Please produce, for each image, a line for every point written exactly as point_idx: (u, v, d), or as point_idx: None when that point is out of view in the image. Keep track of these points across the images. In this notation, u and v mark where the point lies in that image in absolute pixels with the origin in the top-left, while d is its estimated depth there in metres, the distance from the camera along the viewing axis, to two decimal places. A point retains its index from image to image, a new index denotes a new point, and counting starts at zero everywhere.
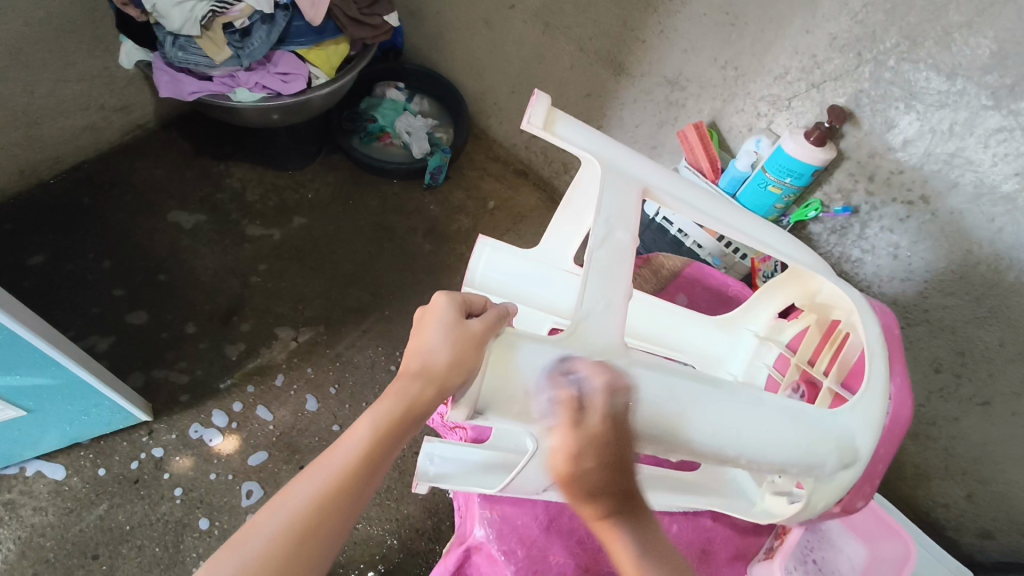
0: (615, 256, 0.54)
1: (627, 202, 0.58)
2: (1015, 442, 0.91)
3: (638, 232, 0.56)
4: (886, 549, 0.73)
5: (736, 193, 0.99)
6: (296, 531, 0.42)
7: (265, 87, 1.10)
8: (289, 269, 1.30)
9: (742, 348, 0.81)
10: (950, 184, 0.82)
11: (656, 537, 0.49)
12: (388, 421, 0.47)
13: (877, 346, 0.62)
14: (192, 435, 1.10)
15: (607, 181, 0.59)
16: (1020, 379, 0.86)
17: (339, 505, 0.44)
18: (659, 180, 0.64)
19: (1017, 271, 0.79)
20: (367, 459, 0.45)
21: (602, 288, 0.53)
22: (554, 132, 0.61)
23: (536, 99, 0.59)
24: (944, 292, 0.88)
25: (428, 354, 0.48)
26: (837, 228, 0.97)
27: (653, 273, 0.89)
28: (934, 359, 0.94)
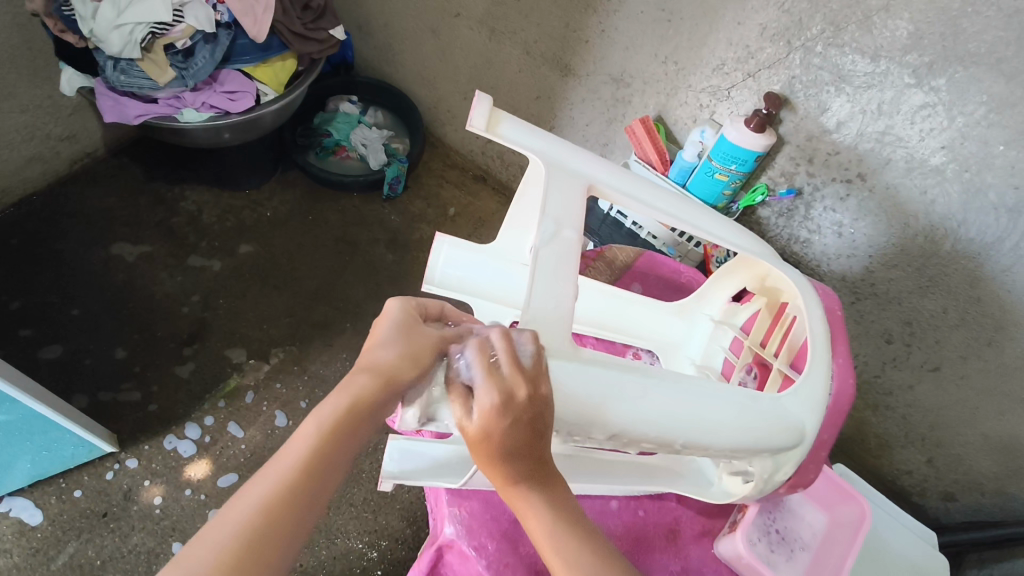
0: (562, 254, 0.56)
1: (572, 201, 0.60)
2: (964, 404, 1.00)
3: (583, 230, 0.59)
4: (842, 514, 0.73)
5: (685, 183, 1.02)
6: (259, 522, 0.40)
7: (212, 106, 1.09)
8: (252, 289, 1.28)
9: (699, 333, 0.83)
10: (883, 160, 0.86)
11: (565, 512, 0.48)
12: (336, 415, 0.45)
13: (818, 330, 0.65)
14: (166, 445, 1.09)
15: (552, 183, 0.60)
16: (963, 343, 0.94)
17: (295, 496, 0.41)
18: (607, 177, 0.65)
19: (952, 240, 0.85)
20: (316, 456, 0.43)
21: (552, 285, 0.54)
22: (498, 133, 0.61)
23: (478, 100, 0.59)
24: (888, 265, 0.94)
25: (369, 351, 0.49)
26: (784, 210, 1.01)
27: (607, 265, 0.88)
28: (884, 331, 1.02)
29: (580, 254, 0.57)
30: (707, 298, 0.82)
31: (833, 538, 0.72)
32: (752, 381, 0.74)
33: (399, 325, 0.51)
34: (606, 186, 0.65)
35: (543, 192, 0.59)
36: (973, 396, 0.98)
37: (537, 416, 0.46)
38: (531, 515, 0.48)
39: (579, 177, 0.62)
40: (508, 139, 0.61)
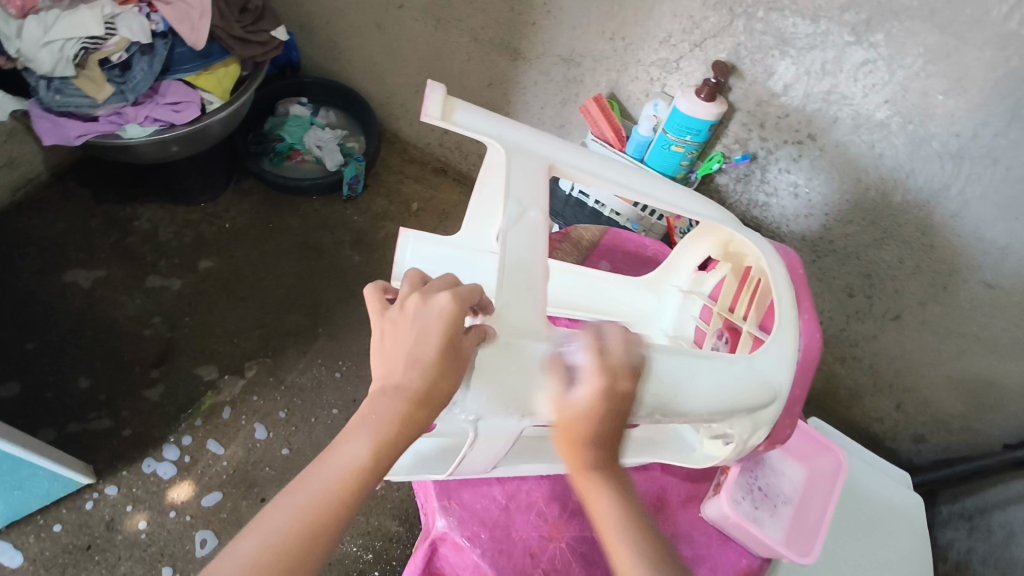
0: (531, 236, 0.56)
1: (535, 182, 0.60)
2: (925, 347, 1.04)
3: (548, 208, 0.58)
4: (820, 465, 0.77)
5: (643, 158, 1.02)
6: (296, 538, 0.43)
7: (156, 120, 1.05)
8: (218, 304, 1.26)
9: (670, 305, 0.84)
10: (831, 119, 0.88)
11: (631, 507, 0.52)
12: (379, 435, 0.47)
13: (783, 289, 0.66)
14: (145, 469, 1.07)
15: (513, 167, 0.60)
16: (920, 289, 0.97)
17: (332, 514, 0.45)
18: (568, 156, 0.65)
19: (902, 191, 0.88)
20: (360, 477, 0.46)
21: (521, 269, 0.54)
22: (453, 120, 0.60)
23: (430, 89, 0.58)
24: (844, 222, 0.97)
25: (415, 363, 0.48)
26: (741, 176, 1.02)
27: (574, 246, 0.88)
28: (846, 285, 1.05)
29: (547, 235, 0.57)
30: (674, 269, 0.83)
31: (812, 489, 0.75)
32: (725, 346, 0.75)
33: (446, 343, 0.48)
34: (568, 166, 0.64)
35: (505, 177, 0.59)
36: (934, 339, 1.02)
37: (623, 407, 0.50)
38: (597, 505, 0.52)
39: (540, 159, 0.62)
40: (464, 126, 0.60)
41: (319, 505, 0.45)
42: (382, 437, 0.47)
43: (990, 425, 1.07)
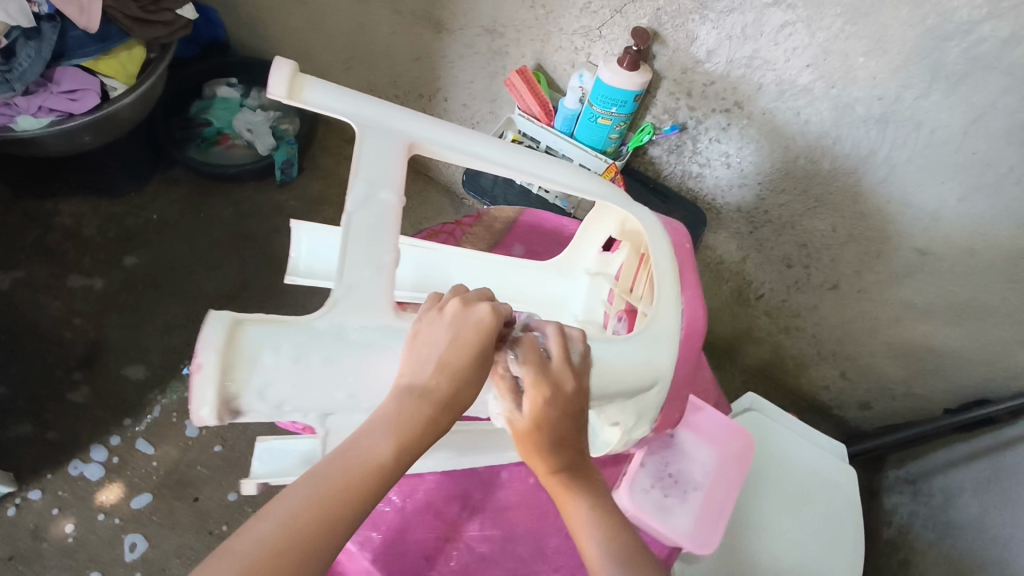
0: (379, 218, 0.51)
1: (393, 160, 0.53)
2: (863, 315, 1.03)
3: (405, 189, 0.52)
4: (730, 449, 0.75)
5: (572, 132, 0.98)
6: (308, 525, 0.39)
7: (52, 109, 1.00)
8: (146, 300, 1.21)
9: (580, 290, 0.77)
10: (756, 86, 0.84)
11: (610, 521, 0.53)
12: (409, 427, 0.44)
13: (664, 266, 0.64)
14: (72, 472, 1.04)
15: (367, 143, 0.53)
16: (855, 258, 0.95)
17: (351, 506, 0.41)
18: (439, 133, 0.58)
19: (830, 157, 0.85)
20: (381, 473, 0.42)
21: (364, 256, 0.49)
22: (302, 99, 0.53)
23: (277, 66, 0.52)
24: (776, 191, 0.94)
25: (456, 357, 0.45)
26: (673, 147, 0.99)
27: (487, 230, 0.83)
28: (784, 256, 1.03)
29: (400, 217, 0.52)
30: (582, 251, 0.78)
31: (723, 470, 0.74)
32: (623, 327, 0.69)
33: (477, 348, 0.46)
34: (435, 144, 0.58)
35: (354, 153, 0.53)
36: (871, 307, 1.01)
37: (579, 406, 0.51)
38: (578, 523, 0.53)
39: (401, 134, 0.55)
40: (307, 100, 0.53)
41: (339, 493, 0.41)
42: (405, 435, 0.43)
43: (931, 389, 1.07)
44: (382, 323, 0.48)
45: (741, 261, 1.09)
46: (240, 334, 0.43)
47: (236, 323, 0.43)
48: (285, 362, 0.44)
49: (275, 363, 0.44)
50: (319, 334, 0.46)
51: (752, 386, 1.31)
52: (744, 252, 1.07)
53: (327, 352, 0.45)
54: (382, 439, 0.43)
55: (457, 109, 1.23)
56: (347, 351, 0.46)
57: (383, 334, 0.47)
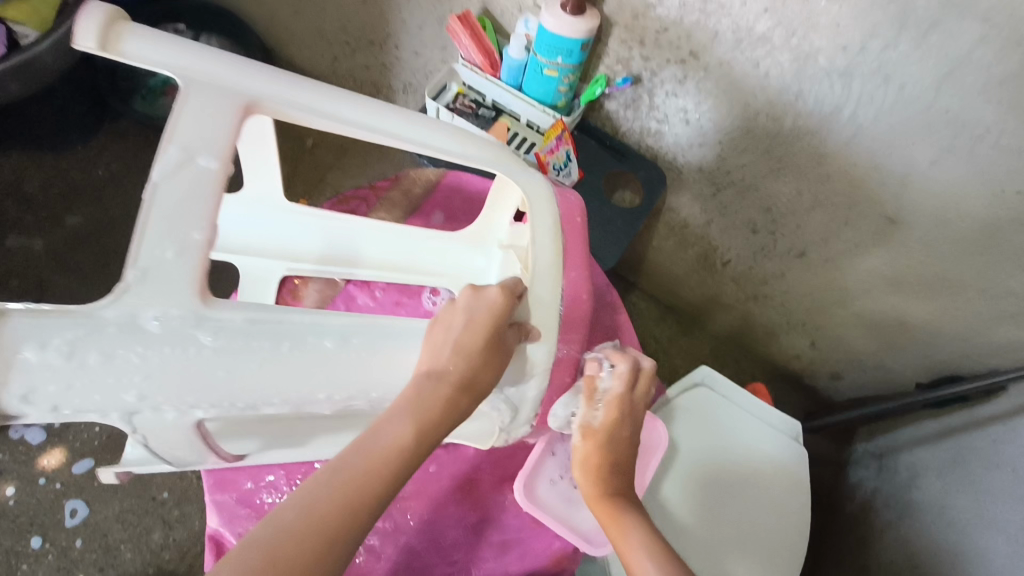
0: (195, 187, 0.46)
1: (218, 120, 0.48)
2: (833, 286, 0.96)
3: (228, 155, 0.47)
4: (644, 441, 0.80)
5: (520, 84, 0.90)
6: (335, 506, 0.44)
7: None
8: (91, 260, 1.17)
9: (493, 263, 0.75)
10: (711, 33, 0.75)
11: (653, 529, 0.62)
12: (427, 413, 0.49)
13: (548, 243, 0.64)
14: (12, 434, 1.01)
15: (189, 103, 0.47)
16: (822, 225, 0.87)
17: (375, 487, 0.46)
18: (288, 91, 0.53)
19: (792, 115, 0.77)
20: (401, 455, 0.48)
21: (170, 226, 0.45)
22: (121, 52, 0.48)
23: (86, 10, 0.46)
24: (738, 151, 0.86)
25: (464, 342, 0.52)
26: (629, 102, 0.91)
27: (405, 195, 0.82)
28: (749, 221, 0.95)
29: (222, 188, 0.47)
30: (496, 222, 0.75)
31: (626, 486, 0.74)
32: None
33: (489, 334, 0.53)
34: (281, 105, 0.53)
35: (172, 116, 0.47)
36: (840, 277, 0.93)
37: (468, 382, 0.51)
38: (625, 536, 0.61)
39: (236, 93, 0.50)
40: (125, 53, 0.48)
41: (365, 476, 0.46)
42: (426, 416, 0.49)
43: (902, 363, 1.00)
44: (185, 310, 0.44)
45: (705, 224, 1.01)
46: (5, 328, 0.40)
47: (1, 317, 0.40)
48: (55, 358, 0.41)
49: (43, 360, 0.41)
50: (104, 326, 0.42)
51: (722, 353, 1.26)
52: (708, 216, 1.00)
53: (109, 347, 0.42)
54: (405, 420, 0.49)
55: (410, 58, 1.14)
56: (137, 344, 0.43)
57: (185, 324, 0.44)
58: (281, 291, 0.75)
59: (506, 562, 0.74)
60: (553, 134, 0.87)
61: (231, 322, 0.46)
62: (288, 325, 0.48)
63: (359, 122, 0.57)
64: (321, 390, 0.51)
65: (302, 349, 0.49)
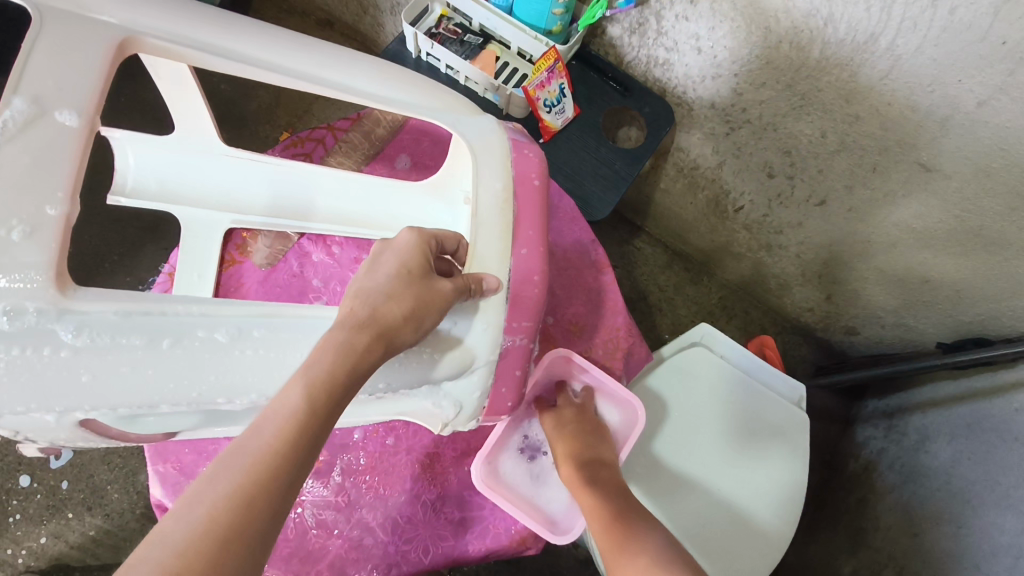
0: (51, 143, 0.45)
1: (90, 60, 0.48)
2: (854, 238, 0.87)
3: (91, 111, 0.47)
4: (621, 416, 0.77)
5: (511, 5, 0.79)
6: (226, 508, 0.37)
7: None
8: None
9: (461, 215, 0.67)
10: None
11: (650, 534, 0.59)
12: (325, 370, 0.43)
13: (491, 209, 0.61)
14: None
15: (42, 42, 0.47)
16: (846, 171, 0.77)
17: (273, 472, 0.39)
18: (173, 25, 0.53)
19: (820, 45, 0.66)
20: (301, 421, 0.41)
21: (17, 194, 0.43)
22: None
23: None
24: (756, 85, 0.76)
25: (376, 283, 0.49)
26: (635, 26, 0.80)
27: (366, 135, 0.79)
28: (765, 164, 0.85)
29: (83, 145, 0.46)
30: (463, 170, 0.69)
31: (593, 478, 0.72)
32: None
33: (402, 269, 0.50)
34: (156, 42, 0.52)
35: (18, 61, 0.46)
36: (864, 229, 0.84)
37: (373, 322, 0.47)
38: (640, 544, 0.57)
39: (108, 29, 0.50)
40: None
41: (257, 461, 0.39)
42: (316, 370, 0.43)
43: (926, 322, 0.90)
44: (43, 304, 0.42)
45: (717, 166, 0.91)
46: None
47: None
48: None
49: None
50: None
51: (730, 304, 1.17)
52: (721, 157, 0.89)
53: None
54: (294, 381, 0.42)
55: None
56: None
57: (44, 320, 0.43)
58: (229, 245, 0.76)
59: (469, 540, 0.74)
60: (544, 66, 0.77)
61: (98, 320, 0.44)
62: (170, 319, 0.46)
63: (255, 59, 0.55)
64: (217, 394, 0.48)
65: (188, 342, 0.47)
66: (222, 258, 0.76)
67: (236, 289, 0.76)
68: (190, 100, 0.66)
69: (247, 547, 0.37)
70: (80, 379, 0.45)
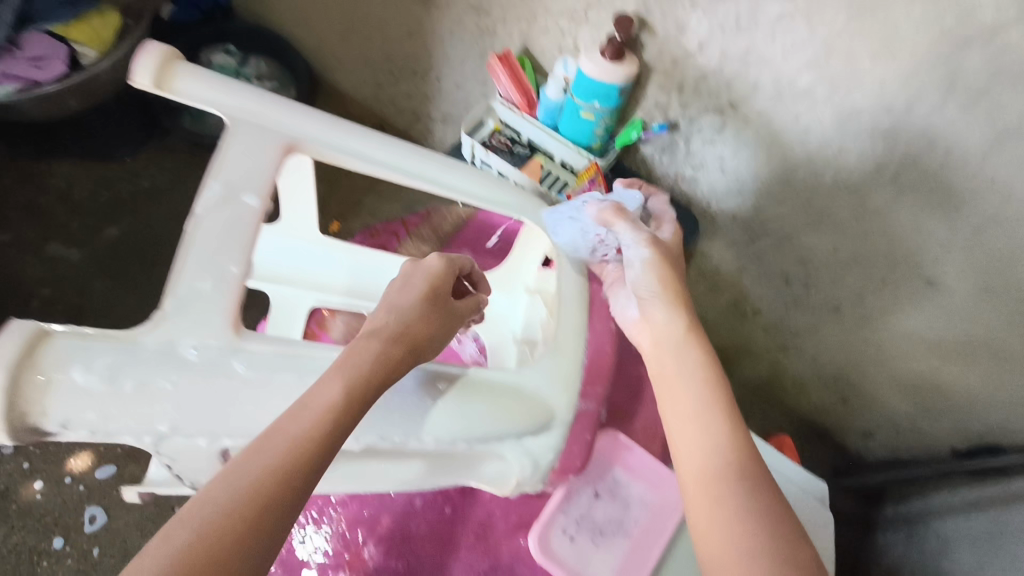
0: (233, 222, 0.51)
1: (265, 159, 0.55)
2: (867, 345, 0.93)
3: (268, 196, 0.53)
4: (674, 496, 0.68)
5: (556, 124, 0.90)
6: (260, 485, 0.39)
7: (16, 77, 0.97)
8: (130, 268, 1.21)
9: (520, 306, 0.79)
10: (752, 85, 0.74)
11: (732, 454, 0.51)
12: (362, 372, 0.45)
13: (570, 292, 0.69)
14: None
15: (236, 142, 0.55)
16: (858, 282, 0.85)
17: (309, 459, 0.41)
18: (326, 133, 0.61)
19: (832, 171, 0.76)
20: (339, 414, 0.43)
21: (206, 261, 0.49)
22: (173, 88, 0.55)
23: (140, 52, 0.54)
24: (775, 203, 0.85)
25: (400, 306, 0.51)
26: (665, 146, 0.90)
27: (434, 231, 0.88)
28: (783, 272, 0.93)
29: (256, 228, 0.52)
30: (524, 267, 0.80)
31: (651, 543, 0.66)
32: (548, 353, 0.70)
33: (432, 289, 0.54)
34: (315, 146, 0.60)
35: (218, 154, 0.54)
36: (876, 336, 0.90)
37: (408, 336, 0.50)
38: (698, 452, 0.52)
39: (279, 135, 0.57)
40: (185, 95, 0.56)
41: (296, 448, 0.41)
42: (357, 371, 0.45)
43: (938, 429, 0.95)
44: (221, 341, 0.47)
45: (738, 271, 0.99)
46: (45, 344, 0.41)
47: (41, 333, 0.41)
48: (98, 385, 0.41)
49: (85, 384, 0.41)
50: (141, 351, 0.44)
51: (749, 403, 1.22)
52: (742, 264, 0.97)
53: (143, 375, 0.43)
54: (333, 379, 0.44)
55: (450, 90, 1.15)
56: (173, 373, 0.44)
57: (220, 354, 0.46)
58: (310, 321, 0.79)
59: None
60: (586, 176, 0.87)
61: (263, 356, 0.47)
62: (315, 361, 0.50)
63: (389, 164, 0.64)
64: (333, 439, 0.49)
65: None
66: (304, 331, 0.78)
67: None
68: (300, 186, 0.73)
69: (269, 527, 0.38)
70: (241, 409, 0.45)
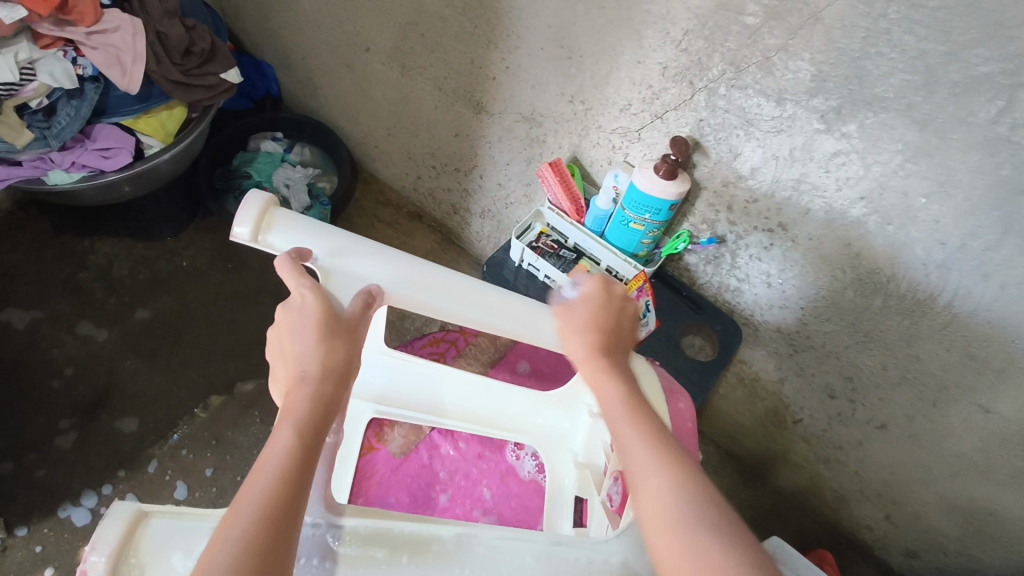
0: None
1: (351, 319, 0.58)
2: (914, 464, 0.91)
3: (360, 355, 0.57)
4: None
5: (603, 231, 0.93)
6: (254, 541, 0.41)
7: (84, 165, 1.02)
8: (163, 349, 1.22)
9: (582, 426, 0.81)
10: (803, 210, 0.76)
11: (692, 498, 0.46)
12: (305, 416, 0.49)
13: None
14: (61, 514, 1.06)
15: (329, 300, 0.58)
16: (907, 403, 0.85)
17: (286, 502, 0.44)
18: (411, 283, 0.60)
19: (882, 296, 0.77)
20: (299, 457, 0.47)
21: None
22: (267, 238, 0.56)
23: (246, 202, 0.55)
24: (821, 319, 0.86)
25: (303, 344, 0.53)
26: (710, 258, 0.92)
27: (491, 342, 0.92)
28: (826, 385, 0.93)
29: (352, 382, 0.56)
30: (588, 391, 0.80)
31: None
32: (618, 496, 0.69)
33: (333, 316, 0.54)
34: (408, 295, 0.61)
35: None
36: (925, 456, 0.89)
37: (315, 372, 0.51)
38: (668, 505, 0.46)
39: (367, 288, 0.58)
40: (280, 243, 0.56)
41: (272, 498, 0.43)
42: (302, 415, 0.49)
43: (991, 554, 0.93)
44: (317, 517, 0.50)
45: (778, 381, 0.99)
46: (146, 527, 0.45)
47: (141, 513, 0.45)
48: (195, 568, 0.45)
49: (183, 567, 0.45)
50: None
51: (783, 509, 1.19)
52: (782, 373, 0.97)
53: None
54: (282, 429, 0.48)
55: (492, 187, 1.19)
56: None
57: (315, 531, 0.50)
58: (368, 431, 0.84)
59: None
60: (634, 285, 0.88)
61: (357, 530, 0.50)
62: (406, 534, 0.51)
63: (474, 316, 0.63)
64: None
65: (419, 557, 0.50)
66: (361, 444, 0.83)
67: (369, 475, 0.82)
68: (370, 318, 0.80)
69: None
70: None
